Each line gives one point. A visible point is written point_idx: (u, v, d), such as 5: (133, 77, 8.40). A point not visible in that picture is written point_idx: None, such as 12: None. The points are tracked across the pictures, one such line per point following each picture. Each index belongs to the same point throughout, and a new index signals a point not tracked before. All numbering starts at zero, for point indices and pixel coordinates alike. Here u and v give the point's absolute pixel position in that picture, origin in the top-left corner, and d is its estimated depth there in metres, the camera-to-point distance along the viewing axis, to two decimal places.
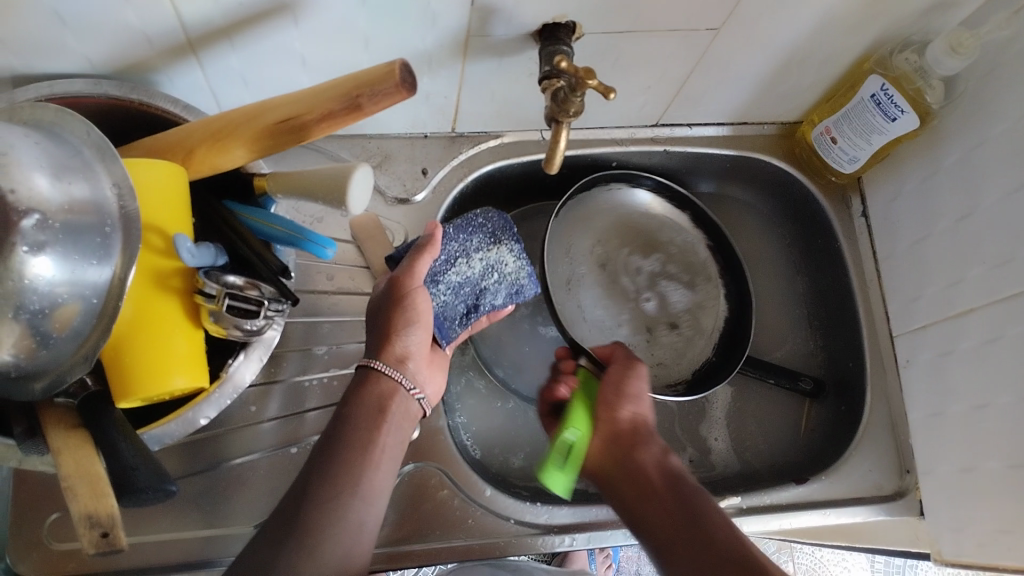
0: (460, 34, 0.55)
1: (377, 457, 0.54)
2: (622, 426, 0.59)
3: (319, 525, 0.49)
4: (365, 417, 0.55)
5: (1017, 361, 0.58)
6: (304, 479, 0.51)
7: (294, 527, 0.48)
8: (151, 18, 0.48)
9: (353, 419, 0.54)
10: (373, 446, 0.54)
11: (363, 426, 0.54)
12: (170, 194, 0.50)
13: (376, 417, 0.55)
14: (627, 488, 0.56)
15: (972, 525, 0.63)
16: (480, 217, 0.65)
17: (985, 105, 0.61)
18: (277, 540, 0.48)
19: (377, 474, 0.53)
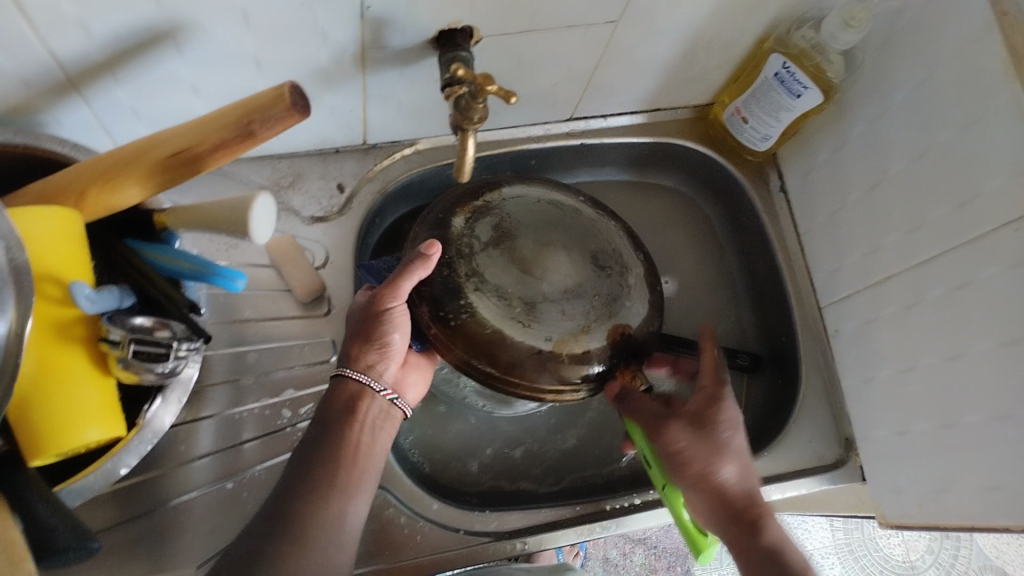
0: (355, 49, 0.54)
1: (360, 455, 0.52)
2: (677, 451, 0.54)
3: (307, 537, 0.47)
4: (338, 420, 0.53)
5: (938, 323, 0.59)
6: (286, 487, 0.50)
7: (280, 537, 0.47)
8: (26, 59, 0.45)
9: (320, 428, 0.53)
10: (349, 445, 0.52)
11: (341, 423, 0.53)
12: (66, 239, 0.48)
13: (348, 419, 0.53)
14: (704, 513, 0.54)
15: (910, 486, 0.64)
16: None
17: (885, 75, 0.62)
18: (259, 550, 0.46)
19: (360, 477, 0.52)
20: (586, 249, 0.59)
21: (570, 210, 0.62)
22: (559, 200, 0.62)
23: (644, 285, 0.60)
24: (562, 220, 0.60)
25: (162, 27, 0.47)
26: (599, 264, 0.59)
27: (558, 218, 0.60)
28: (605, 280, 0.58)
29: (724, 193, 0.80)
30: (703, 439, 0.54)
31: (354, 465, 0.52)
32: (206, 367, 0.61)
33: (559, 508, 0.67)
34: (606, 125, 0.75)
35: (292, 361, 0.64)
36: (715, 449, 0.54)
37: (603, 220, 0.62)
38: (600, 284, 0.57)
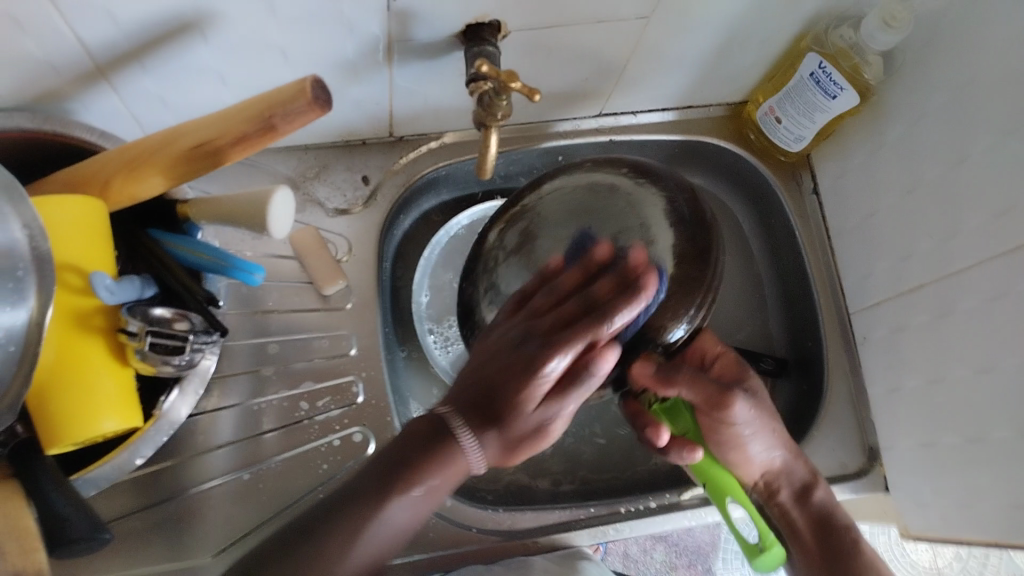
0: (381, 41, 0.53)
1: (440, 484, 0.45)
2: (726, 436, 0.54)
3: (362, 534, 0.43)
4: (416, 452, 0.45)
5: (969, 334, 0.57)
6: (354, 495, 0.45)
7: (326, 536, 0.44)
8: (54, 48, 0.46)
9: (364, 477, 0.45)
10: (413, 480, 0.44)
11: (413, 456, 0.45)
12: (88, 230, 0.48)
13: (433, 449, 0.45)
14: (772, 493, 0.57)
15: (935, 500, 0.63)
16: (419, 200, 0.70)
17: (925, 76, 0.60)
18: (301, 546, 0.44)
19: (406, 512, 0.45)
20: (606, 229, 0.54)
21: (606, 186, 0.56)
22: (600, 180, 0.56)
23: (669, 254, 0.53)
24: (590, 199, 0.55)
25: (188, 17, 0.46)
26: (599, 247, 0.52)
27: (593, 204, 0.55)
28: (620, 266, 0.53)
29: (757, 194, 0.78)
30: (755, 422, 0.55)
31: (406, 499, 0.45)
32: (227, 357, 0.61)
33: (573, 509, 0.66)
34: (636, 122, 0.74)
35: (312, 354, 0.64)
36: (760, 430, 0.55)
37: (646, 193, 0.55)
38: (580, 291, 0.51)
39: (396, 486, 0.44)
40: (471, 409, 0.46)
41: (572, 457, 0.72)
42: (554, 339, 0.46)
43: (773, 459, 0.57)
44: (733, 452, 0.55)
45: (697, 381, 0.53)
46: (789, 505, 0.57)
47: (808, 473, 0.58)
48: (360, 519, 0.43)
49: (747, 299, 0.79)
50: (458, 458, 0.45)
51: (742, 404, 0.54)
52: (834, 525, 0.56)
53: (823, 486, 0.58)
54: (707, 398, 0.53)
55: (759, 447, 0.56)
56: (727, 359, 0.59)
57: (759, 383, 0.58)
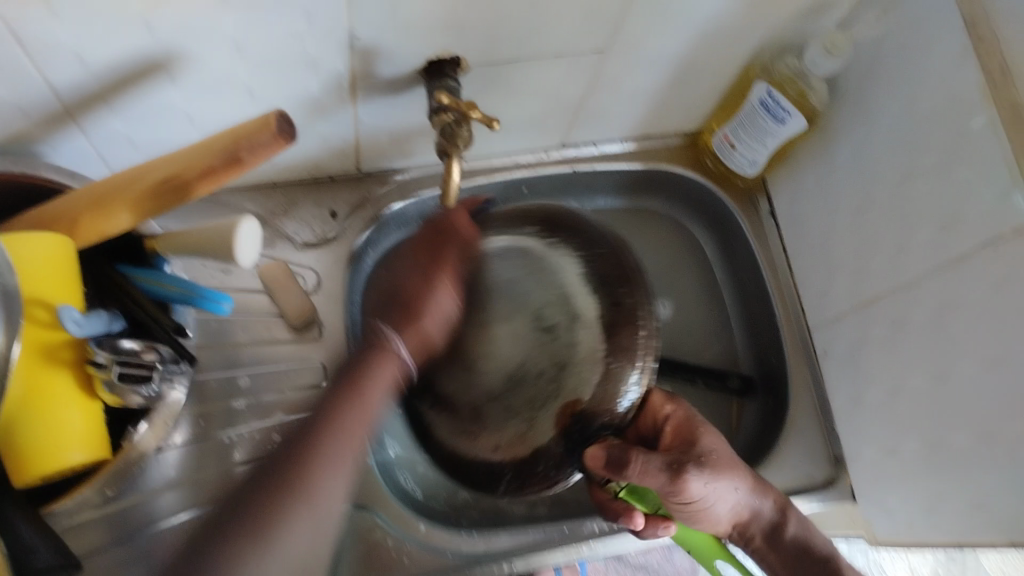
0: (344, 78, 0.55)
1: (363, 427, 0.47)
2: (684, 511, 0.57)
3: (254, 555, 0.40)
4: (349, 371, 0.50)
5: (924, 345, 0.59)
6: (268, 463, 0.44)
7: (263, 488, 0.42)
8: (23, 91, 0.47)
9: (314, 414, 0.47)
10: (339, 428, 0.46)
11: (347, 399, 0.48)
12: (56, 264, 0.49)
13: (364, 357, 0.51)
14: (761, 537, 0.61)
15: (900, 513, 0.64)
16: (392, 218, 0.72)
17: (869, 102, 0.63)
18: (247, 488, 0.42)
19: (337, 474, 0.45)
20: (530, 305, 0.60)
21: (521, 252, 0.61)
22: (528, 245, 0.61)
23: (594, 324, 0.57)
24: (524, 266, 0.61)
25: (157, 58, 0.48)
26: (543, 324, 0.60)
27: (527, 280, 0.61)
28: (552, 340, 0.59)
29: (717, 216, 0.80)
30: (716, 487, 0.57)
31: (324, 475, 0.44)
32: (198, 390, 0.62)
33: (546, 529, 0.66)
34: (597, 152, 0.76)
35: (283, 385, 0.64)
36: (719, 491, 0.58)
37: (556, 255, 0.61)
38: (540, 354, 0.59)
39: (306, 451, 0.45)
40: (381, 306, 0.54)
41: None
42: (433, 262, 0.55)
43: (739, 511, 0.60)
44: (702, 521, 0.59)
45: (648, 471, 0.55)
46: (764, 547, 0.61)
47: (776, 514, 0.61)
48: (302, 461, 0.44)
49: (712, 322, 0.80)
50: (390, 353, 0.51)
51: (695, 478, 0.56)
52: (815, 555, 0.59)
53: (793, 520, 0.61)
54: (663, 487, 0.56)
55: (724, 504, 0.58)
56: (676, 415, 0.62)
57: (711, 437, 0.60)
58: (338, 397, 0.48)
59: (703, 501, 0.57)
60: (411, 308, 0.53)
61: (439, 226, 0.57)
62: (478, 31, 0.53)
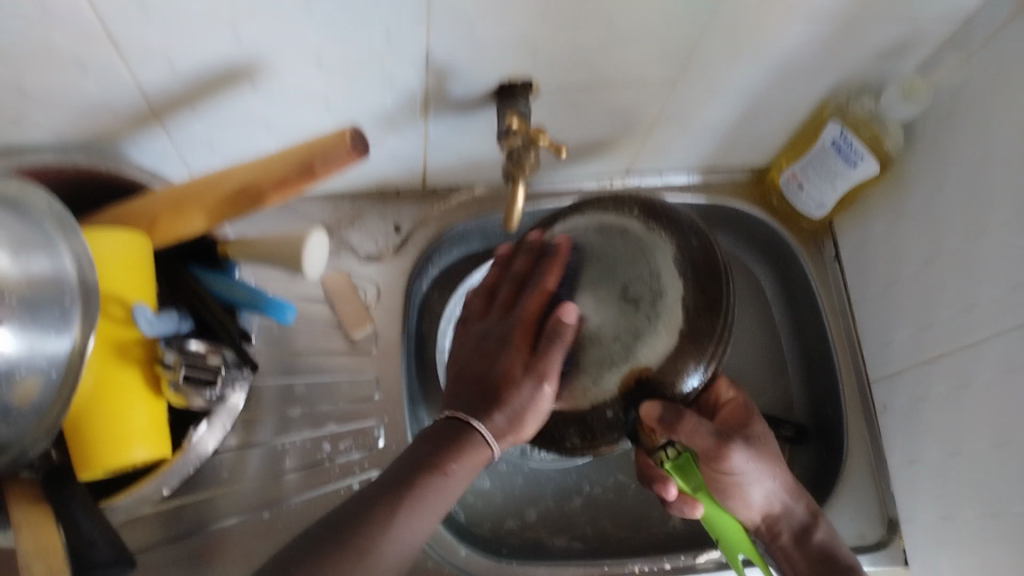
0: (419, 95, 0.56)
1: (450, 489, 0.46)
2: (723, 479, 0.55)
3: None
4: (442, 447, 0.46)
5: (989, 407, 0.57)
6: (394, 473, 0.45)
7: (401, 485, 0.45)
8: (113, 89, 0.49)
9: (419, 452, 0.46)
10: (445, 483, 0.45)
11: (434, 469, 0.45)
12: (134, 263, 0.51)
13: (457, 443, 0.46)
14: (787, 534, 0.59)
15: (954, 574, 0.62)
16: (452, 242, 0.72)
17: (945, 148, 0.62)
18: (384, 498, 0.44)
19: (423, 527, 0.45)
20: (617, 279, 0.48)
21: (615, 232, 0.50)
22: (608, 225, 0.51)
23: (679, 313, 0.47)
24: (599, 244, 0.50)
25: (241, 65, 0.49)
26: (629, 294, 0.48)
27: (604, 254, 0.49)
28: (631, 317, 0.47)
29: (782, 257, 0.79)
30: (757, 472, 0.56)
31: (423, 506, 0.45)
32: (256, 395, 0.63)
33: (588, 566, 0.65)
34: (661, 182, 0.76)
35: (336, 395, 0.65)
36: (758, 478, 0.56)
37: (658, 240, 0.49)
38: (619, 322, 0.47)
39: (406, 495, 0.44)
40: (471, 397, 0.47)
41: (596, 507, 0.72)
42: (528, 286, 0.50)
43: (771, 500, 0.58)
44: (733, 502, 0.57)
45: (702, 437, 0.52)
46: (789, 547, 0.59)
47: (806, 514, 0.59)
48: (402, 506, 0.44)
49: (768, 362, 0.79)
50: (478, 447, 0.46)
51: (741, 454, 0.55)
52: (836, 564, 0.57)
53: (822, 526, 0.59)
54: (710, 452, 0.53)
55: (757, 493, 0.57)
56: (734, 403, 0.60)
57: (764, 429, 0.59)
58: (446, 446, 0.46)
59: (740, 477, 0.55)
60: (499, 394, 0.46)
61: (491, 286, 0.53)
62: (553, 56, 0.53)
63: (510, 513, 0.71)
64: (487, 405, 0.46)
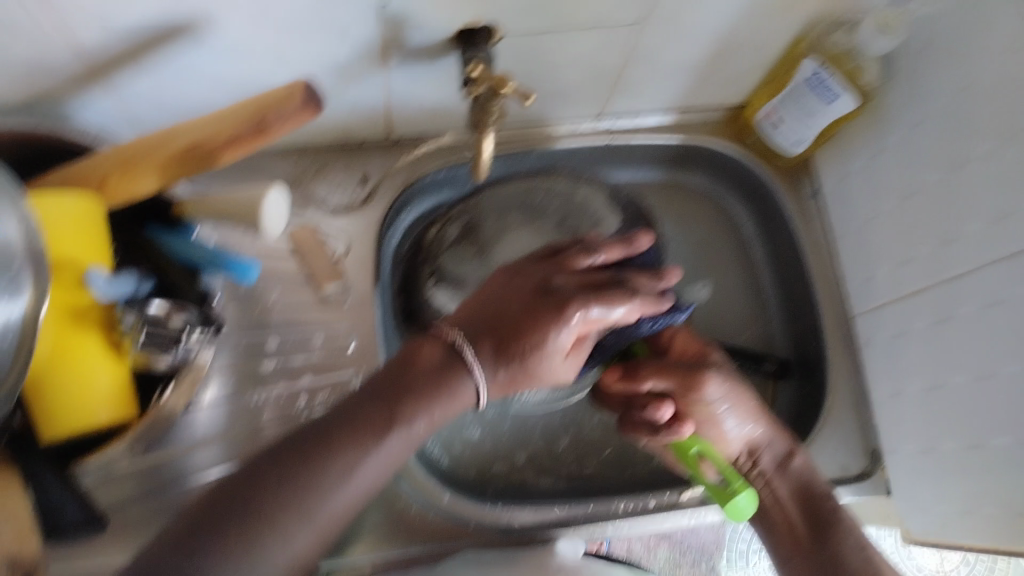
0: (375, 44, 0.53)
1: (426, 427, 0.48)
2: (699, 411, 0.57)
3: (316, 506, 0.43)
4: (415, 374, 0.48)
5: (969, 342, 0.57)
6: (319, 424, 0.46)
7: (303, 449, 0.44)
8: (44, 49, 0.46)
9: (386, 390, 0.48)
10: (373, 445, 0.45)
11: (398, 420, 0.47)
12: (84, 225, 0.49)
13: (443, 378, 0.48)
14: (767, 459, 0.59)
15: (933, 504, 0.62)
16: (432, 175, 0.70)
17: (922, 82, 0.60)
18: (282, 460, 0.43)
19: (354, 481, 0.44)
20: (552, 217, 0.67)
21: (542, 189, 0.68)
22: (533, 184, 0.69)
23: (616, 230, 0.65)
24: (528, 196, 0.68)
25: (178, 21, 0.47)
26: (564, 225, 0.66)
27: (530, 198, 0.68)
28: (571, 238, 0.66)
29: (758, 193, 0.77)
30: (731, 398, 0.57)
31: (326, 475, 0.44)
32: (228, 350, 0.63)
33: (571, 506, 0.65)
34: (633, 125, 0.74)
35: (311, 347, 0.64)
36: (734, 404, 0.57)
37: (585, 188, 0.68)
38: (557, 243, 0.65)
39: (347, 436, 0.45)
40: (489, 339, 0.50)
41: (583, 448, 0.72)
42: (551, 303, 0.51)
43: (749, 429, 0.58)
44: (712, 430, 0.57)
45: (663, 372, 0.56)
46: (769, 473, 0.59)
47: (787, 443, 0.60)
48: (337, 462, 0.44)
49: (750, 303, 0.77)
50: (465, 381, 0.49)
51: (716, 382, 0.56)
52: (814, 493, 0.57)
53: (801, 454, 0.60)
54: (681, 381, 0.56)
55: (733, 422, 0.57)
56: (683, 338, 0.60)
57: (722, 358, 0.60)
58: (379, 402, 0.47)
59: (712, 403, 0.56)
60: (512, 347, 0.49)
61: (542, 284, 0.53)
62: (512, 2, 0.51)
63: (501, 454, 0.71)
64: (516, 350, 0.49)
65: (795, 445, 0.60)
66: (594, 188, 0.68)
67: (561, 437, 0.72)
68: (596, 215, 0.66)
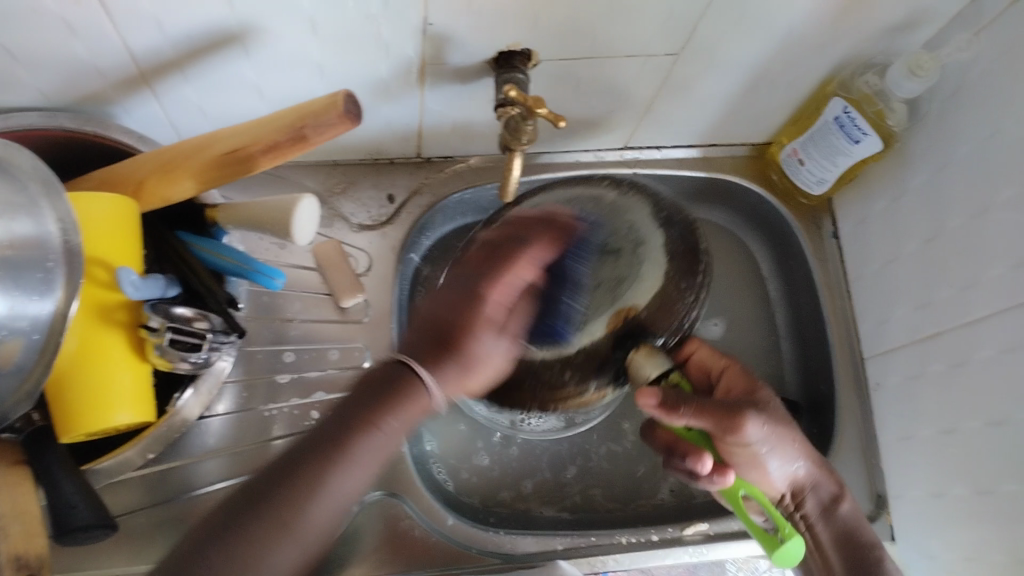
0: (415, 62, 0.54)
1: (394, 435, 0.45)
2: (739, 457, 0.54)
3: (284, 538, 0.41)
4: (387, 379, 0.46)
5: (984, 388, 0.57)
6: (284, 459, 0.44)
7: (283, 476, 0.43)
8: (100, 52, 0.47)
9: (353, 407, 0.46)
10: (348, 458, 0.44)
11: (365, 428, 0.45)
12: (119, 224, 0.50)
13: (399, 385, 0.46)
14: (812, 504, 0.58)
15: (942, 550, 0.62)
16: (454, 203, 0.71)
17: (949, 126, 0.61)
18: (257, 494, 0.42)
19: (322, 501, 0.43)
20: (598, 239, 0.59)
21: (588, 200, 0.60)
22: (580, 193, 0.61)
23: (662, 257, 0.58)
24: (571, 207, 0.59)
25: (232, 30, 0.48)
26: (608, 249, 0.59)
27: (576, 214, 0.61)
28: (611, 264, 0.59)
29: (777, 232, 0.78)
30: (775, 442, 0.54)
31: (311, 492, 0.42)
32: (244, 362, 0.62)
33: (574, 537, 0.65)
34: (660, 156, 0.75)
35: (325, 363, 0.64)
36: (780, 448, 0.55)
37: (628, 203, 0.61)
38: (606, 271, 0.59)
39: (331, 453, 0.44)
40: (432, 339, 0.47)
41: (591, 476, 0.72)
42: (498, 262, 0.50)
43: (794, 469, 0.56)
44: (755, 472, 0.55)
45: (704, 411, 0.52)
46: (813, 517, 0.58)
47: (835, 486, 0.59)
48: (304, 484, 0.42)
49: (763, 340, 0.77)
50: (422, 394, 0.46)
51: (754, 424, 0.52)
52: (859, 541, 0.57)
53: (849, 498, 0.59)
54: (721, 426, 0.52)
55: (777, 465, 0.55)
56: (733, 372, 0.58)
57: (770, 391, 0.57)
58: (360, 409, 0.45)
59: (755, 449, 0.53)
60: (461, 332, 0.47)
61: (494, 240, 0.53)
62: (553, 27, 0.52)
63: (506, 483, 0.70)
64: (450, 346, 0.47)
65: (841, 484, 0.59)
66: (640, 200, 0.61)
67: (570, 467, 0.72)
68: (641, 240, 0.59)
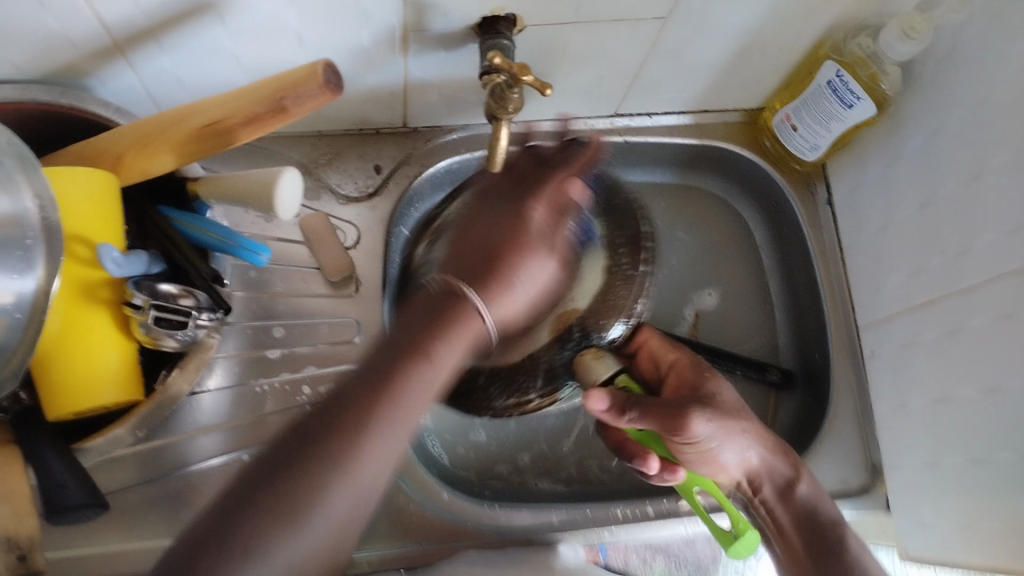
0: (396, 29, 0.53)
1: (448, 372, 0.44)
2: (690, 456, 0.55)
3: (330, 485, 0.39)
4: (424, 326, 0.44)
5: (977, 355, 0.57)
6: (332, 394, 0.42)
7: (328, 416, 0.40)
8: (73, 22, 0.46)
9: (403, 333, 0.44)
10: (407, 390, 0.42)
11: (426, 357, 0.43)
12: (98, 199, 0.49)
13: (446, 310, 0.45)
14: (768, 488, 0.58)
15: (934, 519, 0.62)
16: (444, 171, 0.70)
17: (942, 90, 0.60)
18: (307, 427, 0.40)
19: (385, 423, 0.41)
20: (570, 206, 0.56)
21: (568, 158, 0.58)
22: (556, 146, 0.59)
23: None
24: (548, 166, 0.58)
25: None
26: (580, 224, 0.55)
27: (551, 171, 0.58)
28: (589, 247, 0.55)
29: (770, 200, 0.77)
30: (722, 435, 0.55)
31: (374, 415, 0.41)
32: (233, 338, 0.62)
33: (569, 509, 0.64)
34: (651, 124, 0.74)
35: (315, 339, 0.64)
36: (728, 438, 0.55)
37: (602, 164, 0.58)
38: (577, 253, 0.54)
39: (392, 381, 0.42)
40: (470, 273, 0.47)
41: (584, 447, 0.72)
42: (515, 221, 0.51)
43: (748, 457, 0.57)
44: (707, 467, 0.56)
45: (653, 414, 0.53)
46: (771, 500, 0.59)
47: (790, 469, 0.58)
48: (364, 410, 0.41)
49: (758, 310, 0.77)
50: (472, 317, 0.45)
51: (700, 420, 0.53)
52: (818, 522, 0.57)
53: (805, 479, 0.58)
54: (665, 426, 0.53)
55: (728, 455, 0.56)
56: (682, 366, 0.60)
57: (719, 381, 0.59)
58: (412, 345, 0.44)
59: (704, 444, 0.54)
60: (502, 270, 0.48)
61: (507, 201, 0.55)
62: None
63: (500, 456, 0.70)
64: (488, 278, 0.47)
65: (801, 466, 0.59)
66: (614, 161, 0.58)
67: (564, 439, 0.72)
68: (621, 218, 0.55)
